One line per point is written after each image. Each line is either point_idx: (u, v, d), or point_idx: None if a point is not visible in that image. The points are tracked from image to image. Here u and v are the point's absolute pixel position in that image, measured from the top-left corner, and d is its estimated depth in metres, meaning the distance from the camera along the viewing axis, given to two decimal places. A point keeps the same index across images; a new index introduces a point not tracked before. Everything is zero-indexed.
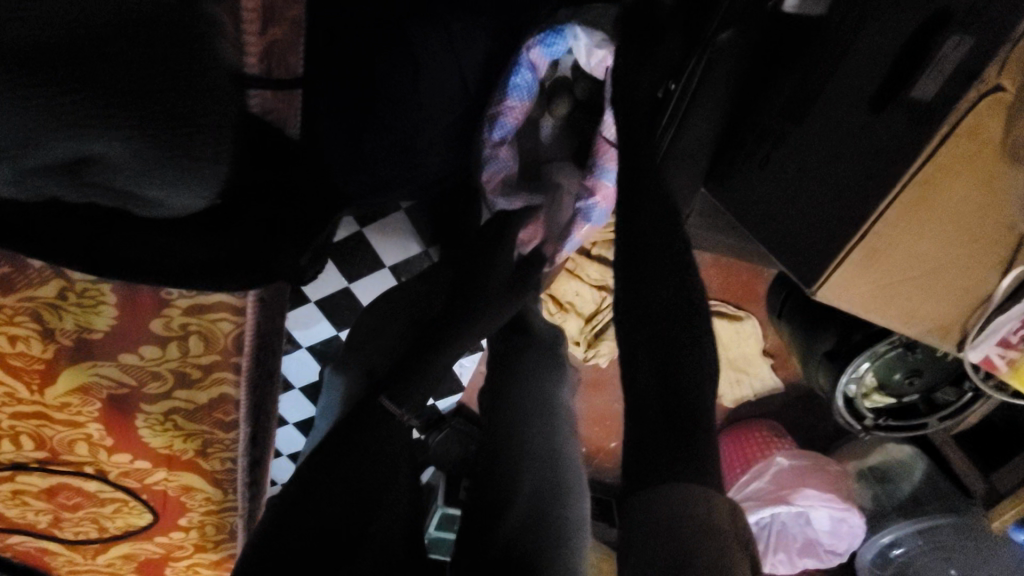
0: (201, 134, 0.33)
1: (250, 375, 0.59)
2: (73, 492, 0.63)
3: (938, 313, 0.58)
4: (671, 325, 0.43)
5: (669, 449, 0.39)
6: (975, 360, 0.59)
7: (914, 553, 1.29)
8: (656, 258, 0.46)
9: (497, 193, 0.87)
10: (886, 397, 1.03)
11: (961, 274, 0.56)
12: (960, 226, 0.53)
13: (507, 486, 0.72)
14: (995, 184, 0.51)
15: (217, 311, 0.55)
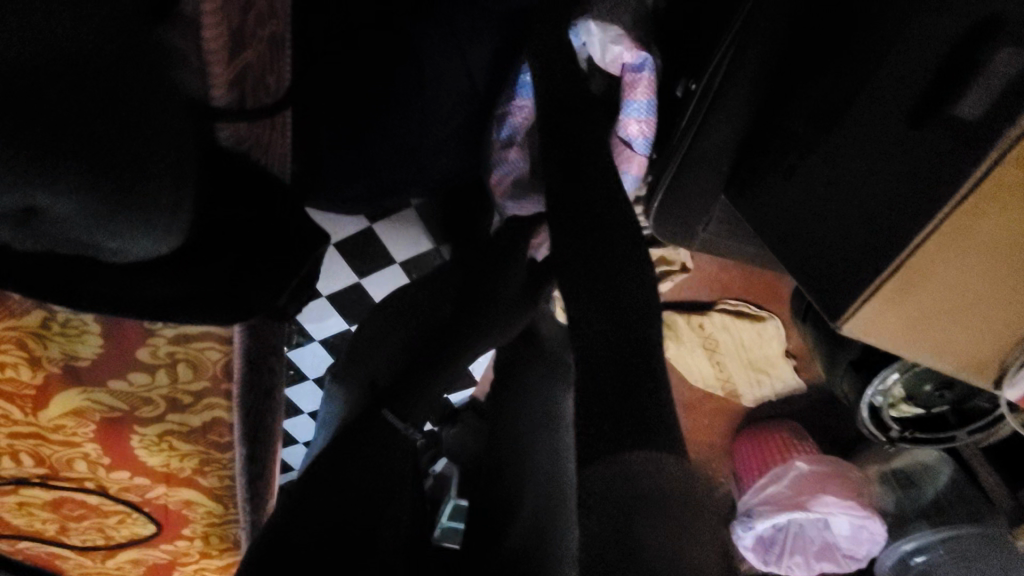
0: (146, 179, 0.34)
1: (241, 402, 0.56)
2: (76, 504, 0.63)
3: (979, 350, 0.52)
4: None
5: (641, 425, 0.36)
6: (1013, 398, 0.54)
7: (936, 563, 1.24)
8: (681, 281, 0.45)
9: (507, 196, 0.79)
10: (914, 408, 0.98)
11: (1008, 310, 0.49)
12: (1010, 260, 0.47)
13: (510, 505, 0.71)
14: None
15: (203, 341, 0.51)
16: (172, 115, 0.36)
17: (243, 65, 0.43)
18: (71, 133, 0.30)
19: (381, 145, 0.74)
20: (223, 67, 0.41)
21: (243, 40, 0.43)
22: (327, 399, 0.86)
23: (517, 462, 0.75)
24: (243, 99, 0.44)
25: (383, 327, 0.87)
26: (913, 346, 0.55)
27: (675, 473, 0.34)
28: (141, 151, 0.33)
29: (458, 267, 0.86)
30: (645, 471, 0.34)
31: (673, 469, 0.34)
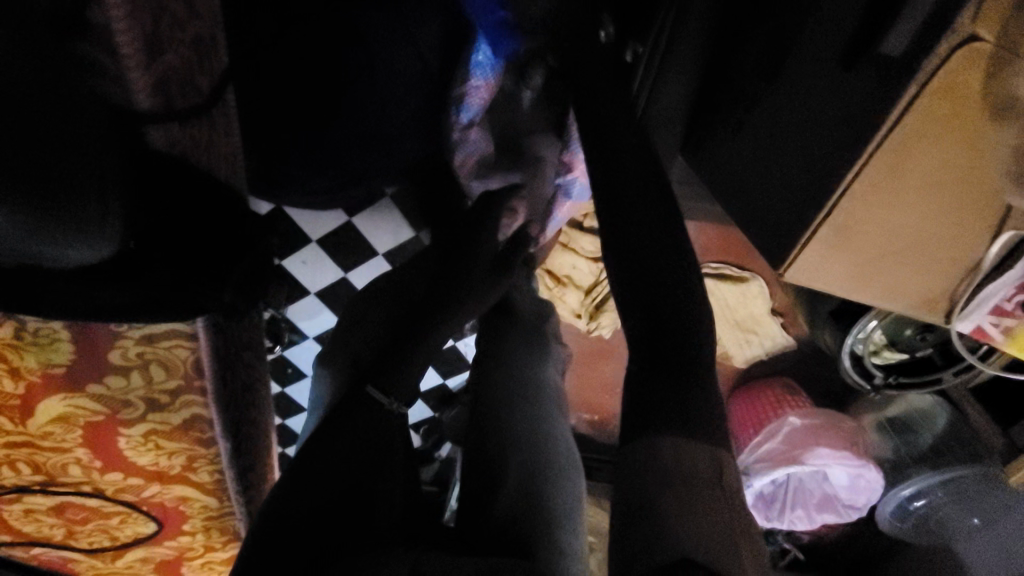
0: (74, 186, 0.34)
1: (217, 397, 0.57)
2: (78, 508, 0.66)
3: (923, 284, 0.54)
4: (668, 282, 0.48)
5: (672, 411, 0.43)
6: (966, 331, 0.54)
7: (936, 503, 1.26)
8: (634, 243, 0.50)
9: (471, 176, 0.87)
10: (896, 354, 0.99)
11: (945, 244, 0.51)
12: (936, 193, 0.49)
13: (495, 473, 0.73)
14: (975, 144, 0.45)
15: (170, 339, 0.53)
16: (89, 119, 0.36)
17: (166, 68, 0.45)
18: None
19: (341, 137, 0.75)
20: (142, 71, 0.43)
21: (161, 44, 0.45)
22: (315, 383, 0.85)
23: (501, 432, 0.77)
24: (168, 99, 0.46)
25: (367, 304, 0.87)
26: (857, 286, 0.56)
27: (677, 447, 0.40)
28: (67, 161, 0.34)
29: (436, 247, 0.89)
30: (670, 452, 0.40)
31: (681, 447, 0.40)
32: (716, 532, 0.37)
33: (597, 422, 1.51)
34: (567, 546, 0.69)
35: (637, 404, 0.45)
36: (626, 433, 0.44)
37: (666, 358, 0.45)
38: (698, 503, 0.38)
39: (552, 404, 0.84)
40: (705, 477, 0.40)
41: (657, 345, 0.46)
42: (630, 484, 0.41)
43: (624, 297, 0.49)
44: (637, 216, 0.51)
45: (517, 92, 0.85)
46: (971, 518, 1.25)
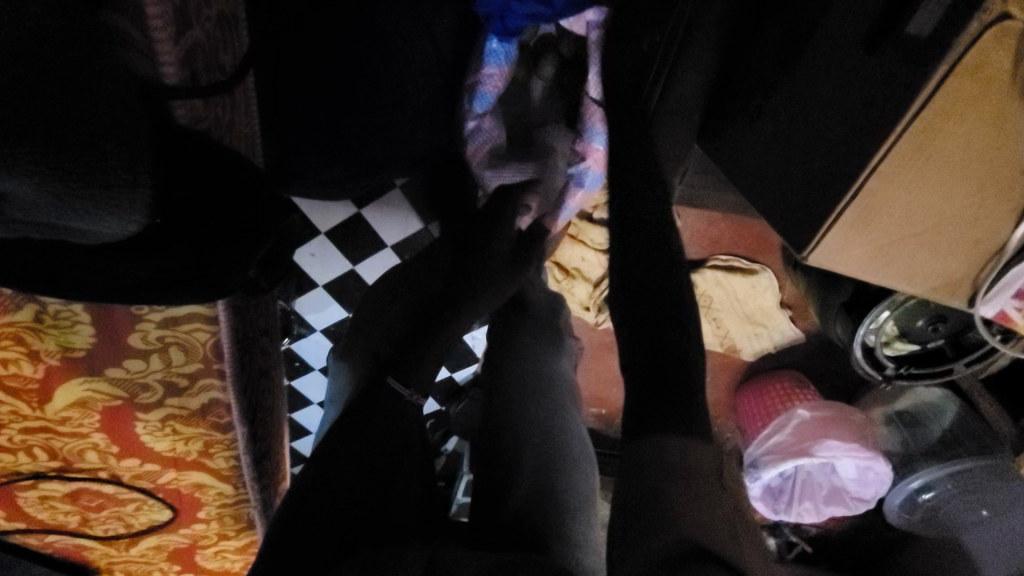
0: (105, 161, 0.35)
1: (236, 381, 0.57)
2: (94, 495, 0.66)
3: (946, 269, 0.53)
4: (668, 305, 0.55)
5: (676, 417, 0.51)
6: (988, 316, 0.53)
7: (944, 496, 1.27)
8: (648, 271, 0.57)
9: (485, 165, 0.86)
10: (908, 345, 0.99)
11: (970, 228, 0.51)
12: (964, 174, 0.48)
13: (508, 466, 0.73)
14: (1004, 125, 0.45)
15: (189, 323, 0.53)
16: (128, 95, 0.36)
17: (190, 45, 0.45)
18: (41, 131, 0.31)
19: (355, 127, 0.75)
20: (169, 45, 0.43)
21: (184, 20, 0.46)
22: (332, 377, 0.86)
23: (513, 424, 0.77)
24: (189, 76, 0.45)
25: (386, 295, 0.88)
26: (880, 270, 0.55)
27: (679, 449, 0.50)
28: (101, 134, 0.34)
29: (449, 238, 0.89)
30: (677, 450, 0.49)
31: (684, 449, 0.49)
32: (716, 521, 0.46)
33: (604, 415, 1.50)
34: (580, 538, 0.69)
35: (641, 403, 0.53)
36: (632, 427, 0.53)
37: (666, 371, 0.53)
38: (693, 498, 0.47)
39: (565, 397, 0.83)
40: (705, 472, 0.49)
41: (662, 357, 0.54)
42: (639, 478, 0.49)
43: (635, 309, 0.57)
44: (645, 240, 0.59)
45: (528, 82, 0.87)
46: (981, 509, 1.26)
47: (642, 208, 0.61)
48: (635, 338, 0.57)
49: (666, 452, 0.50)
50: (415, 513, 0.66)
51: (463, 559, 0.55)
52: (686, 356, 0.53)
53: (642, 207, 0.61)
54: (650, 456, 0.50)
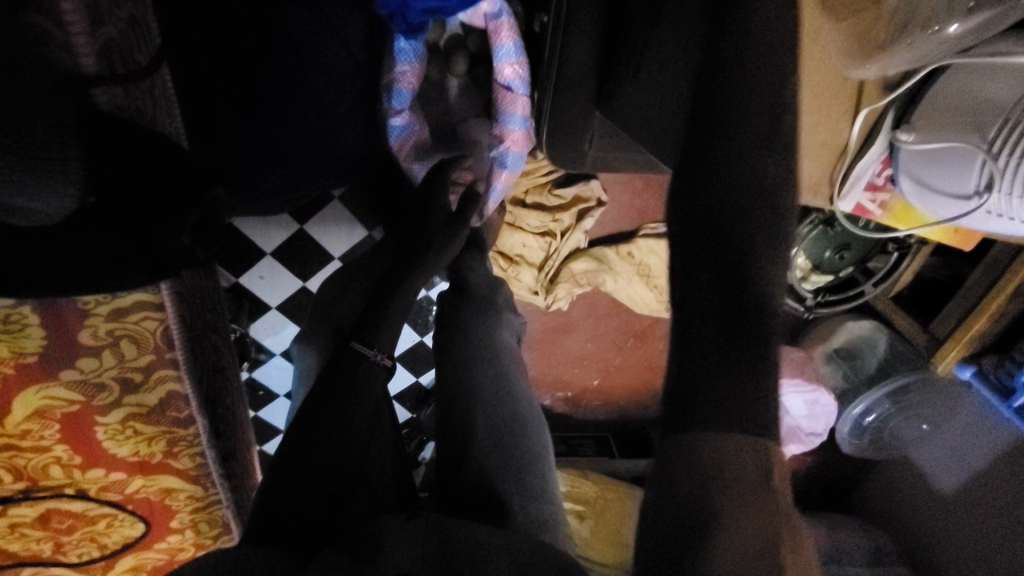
0: (39, 137, 0.37)
1: (187, 368, 0.67)
2: (64, 515, 0.71)
3: (809, 172, 0.73)
4: (734, 262, 0.41)
5: (737, 404, 0.38)
6: (847, 206, 0.75)
7: (884, 415, 1.36)
8: (728, 204, 0.41)
9: (411, 159, 0.92)
10: (824, 276, 1.09)
11: (821, 129, 0.69)
12: (804, 87, 0.66)
13: (464, 431, 0.78)
14: (818, 38, 0.63)
15: (138, 313, 0.61)
16: (54, 83, 0.39)
17: (105, 38, 0.55)
18: None
19: (280, 132, 0.79)
20: (86, 35, 0.52)
21: (96, 17, 0.53)
22: (299, 357, 0.92)
23: (464, 393, 0.81)
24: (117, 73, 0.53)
25: (338, 288, 0.93)
26: None
27: (727, 451, 0.37)
28: (40, 118, 0.37)
29: (392, 235, 0.95)
30: (720, 453, 0.37)
31: (728, 449, 0.37)
32: (754, 526, 0.36)
33: (572, 398, 1.56)
34: (538, 491, 0.75)
35: (687, 371, 0.40)
36: (670, 406, 0.41)
37: (724, 342, 0.40)
38: (736, 502, 0.36)
39: (510, 364, 0.89)
40: (751, 482, 0.37)
41: (730, 315, 0.40)
42: (677, 486, 0.38)
43: (691, 245, 0.43)
44: (721, 155, 0.42)
45: (444, 80, 0.95)
46: (921, 424, 1.37)
47: (740, 110, 0.42)
48: (699, 300, 0.41)
49: (702, 451, 0.38)
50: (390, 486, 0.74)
51: (450, 524, 0.60)
52: (758, 342, 0.39)
53: (748, 104, 0.42)
54: (681, 454, 0.38)
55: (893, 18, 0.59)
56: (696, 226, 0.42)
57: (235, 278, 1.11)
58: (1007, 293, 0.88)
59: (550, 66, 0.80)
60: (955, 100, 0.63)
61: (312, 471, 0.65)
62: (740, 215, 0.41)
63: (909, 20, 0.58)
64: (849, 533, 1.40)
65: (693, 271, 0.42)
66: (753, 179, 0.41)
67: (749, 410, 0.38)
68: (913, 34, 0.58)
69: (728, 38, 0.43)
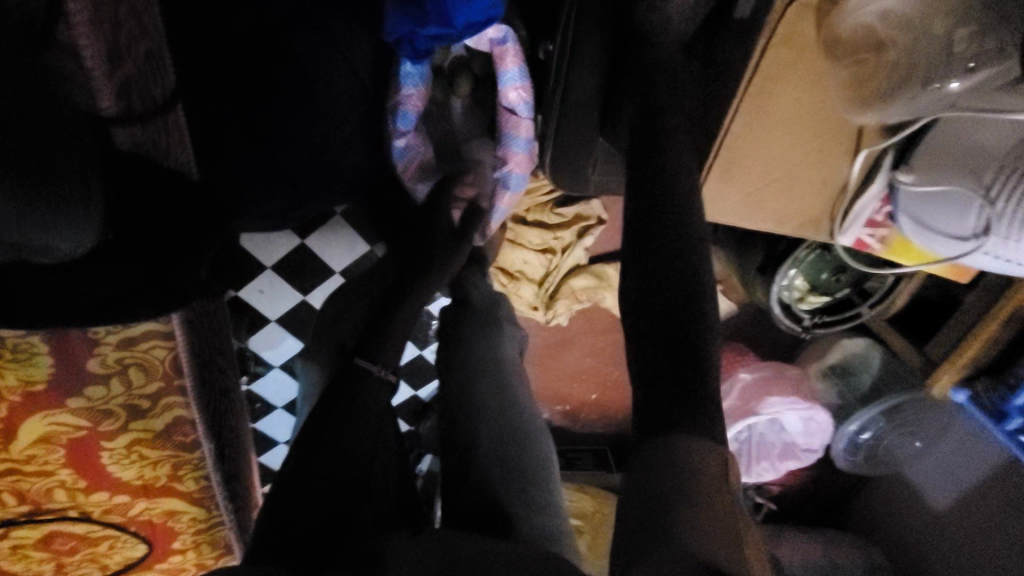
0: (55, 176, 0.38)
1: (194, 395, 0.66)
2: (66, 537, 0.71)
3: (807, 206, 0.75)
4: (682, 310, 0.47)
5: (692, 414, 0.44)
6: (848, 241, 0.76)
7: (879, 433, 1.36)
8: (667, 266, 0.49)
9: (415, 178, 0.95)
10: (820, 297, 1.11)
11: (821, 167, 0.72)
12: (805, 127, 0.68)
13: (468, 445, 0.79)
14: (821, 82, 0.65)
15: (147, 341, 0.61)
16: (71, 121, 0.40)
17: (124, 77, 0.55)
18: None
19: (287, 153, 0.80)
20: (105, 78, 0.52)
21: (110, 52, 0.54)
22: (303, 372, 0.92)
23: (466, 407, 0.82)
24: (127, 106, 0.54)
25: (343, 303, 0.94)
26: (755, 211, 0.76)
27: (694, 457, 0.42)
28: (55, 156, 0.38)
29: (392, 254, 0.95)
30: (687, 452, 0.42)
31: (693, 453, 0.42)
32: (720, 528, 0.40)
33: (570, 411, 1.56)
34: (544, 503, 0.75)
35: (647, 396, 0.46)
36: (639, 424, 0.46)
37: (676, 386, 0.45)
38: (704, 502, 0.41)
39: (513, 377, 0.89)
40: (714, 479, 0.42)
41: (679, 361, 0.45)
42: (652, 483, 0.42)
43: (645, 297, 0.49)
44: (665, 223, 0.51)
45: (448, 102, 0.96)
46: (915, 442, 1.37)
47: (667, 178, 0.54)
48: (644, 346, 0.48)
49: (676, 453, 0.43)
50: (394, 500, 0.74)
51: (454, 537, 0.61)
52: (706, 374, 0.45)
53: (677, 185, 0.54)
54: (655, 454, 0.43)
55: (897, 69, 0.64)
56: (644, 281, 0.50)
57: (236, 292, 1.11)
58: (1001, 318, 0.89)
59: (555, 91, 0.81)
60: (954, 149, 0.66)
61: (319, 484, 0.65)
62: (687, 273, 0.49)
63: (909, 75, 0.64)
64: (843, 548, 1.41)
65: (643, 321, 0.48)
66: (687, 241, 0.50)
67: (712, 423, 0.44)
68: (915, 88, 0.64)
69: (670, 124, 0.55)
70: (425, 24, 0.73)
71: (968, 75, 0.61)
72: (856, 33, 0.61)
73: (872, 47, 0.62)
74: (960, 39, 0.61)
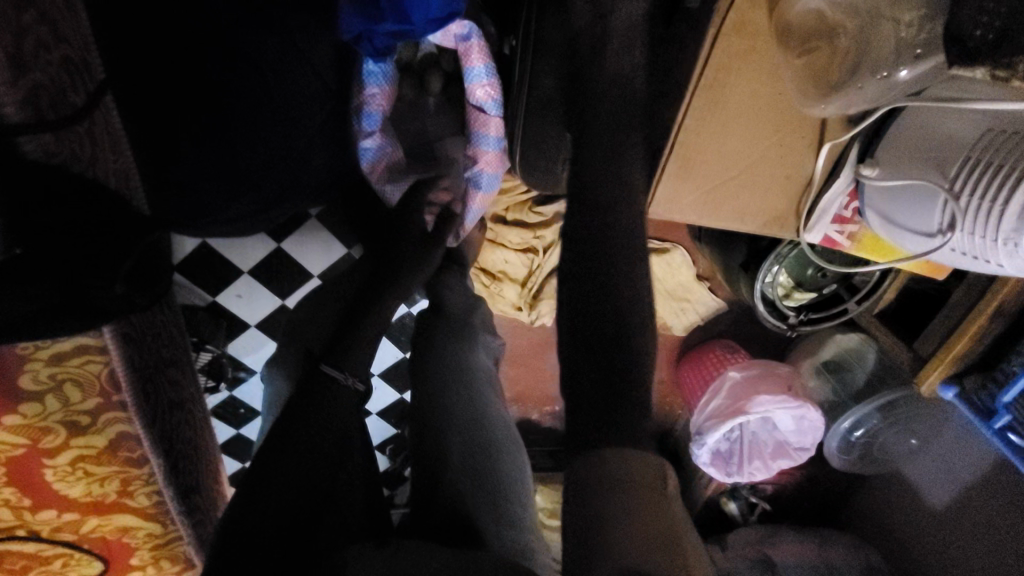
0: None
1: (137, 408, 0.66)
2: (17, 556, 0.72)
3: (772, 202, 0.77)
4: (612, 326, 0.50)
5: (626, 423, 0.45)
6: (815, 238, 0.78)
7: (874, 430, 1.31)
8: (597, 285, 0.52)
9: (384, 180, 0.90)
10: (807, 293, 1.09)
11: (785, 163, 0.73)
12: (766, 122, 0.70)
13: (439, 455, 0.75)
14: (777, 74, 0.67)
15: (80, 356, 0.62)
16: None
17: (32, 85, 0.53)
18: None
19: (247, 156, 0.77)
20: (10, 88, 0.50)
21: (21, 62, 0.52)
22: (269, 381, 0.90)
23: (438, 416, 0.78)
24: (34, 116, 0.52)
25: (313, 308, 0.90)
26: (720, 208, 0.77)
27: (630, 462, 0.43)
28: None
29: (365, 258, 0.91)
30: (619, 462, 0.43)
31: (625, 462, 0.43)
32: (653, 526, 0.40)
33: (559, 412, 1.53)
34: (511, 515, 0.73)
35: (585, 413, 0.47)
36: (575, 435, 0.46)
37: (606, 392, 0.47)
38: (636, 503, 0.41)
39: (485, 386, 0.86)
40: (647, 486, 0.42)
41: (609, 374, 0.47)
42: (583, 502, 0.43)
43: (581, 310, 0.51)
44: (598, 237, 0.55)
45: (420, 100, 0.93)
46: (911, 440, 1.32)
47: (600, 198, 0.58)
48: (578, 358, 0.49)
49: (608, 464, 0.43)
50: (363, 509, 0.68)
51: (421, 553, 0.56)
52: (631, 381, 0.47)
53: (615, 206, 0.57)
54: (588, 465, 0.44)
55: (845, 60, 0.66)
56: (579, 293, 0.52)
57: (212, 297, 1.06)
58: (991, 310, 0.87)
59: (519, 87, 0.78)
60: (919, 138, 0.67)
61: (278, 501, 0.59)
62: (624, 290, 0.51)
63: (859, 63, 0.65)
64: (835, 547, 1.37)
65: (578, 333, 0.50)
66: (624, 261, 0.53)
67: (637, 427, 0.46)
68: (865, 76, 0.65)
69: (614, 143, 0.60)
70: (381, 22, 0.70)
71: (913, 63, 0.62)
72: (807, 19, 0.65)
73: (823, 35, 0.66)
74: (909, 23, 0.60)
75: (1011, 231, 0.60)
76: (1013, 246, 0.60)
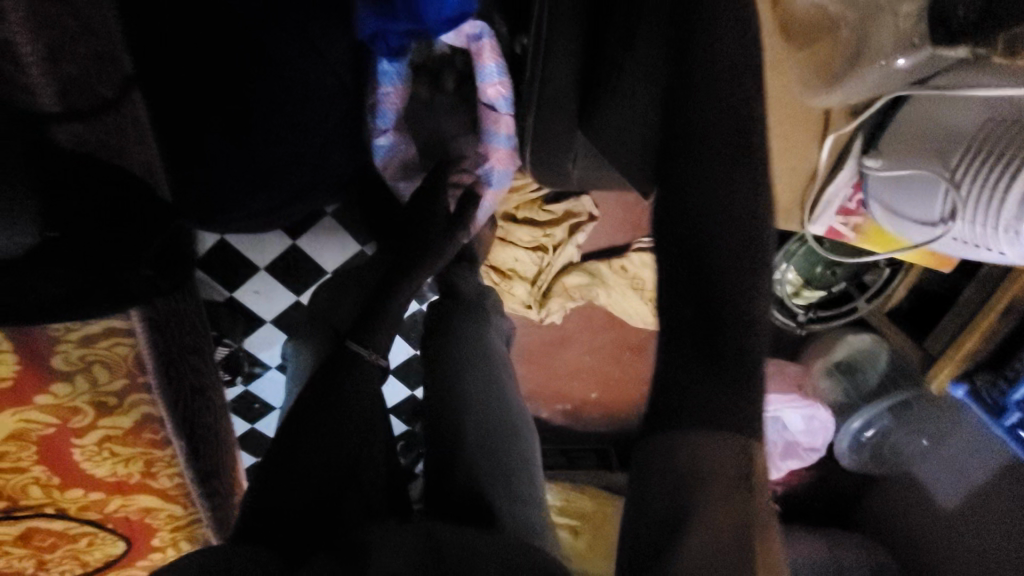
0: None
1: (161, 392, 0.70)
2: (46, 534, 0.75)
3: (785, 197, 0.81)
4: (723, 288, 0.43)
5: (728, 383, 0.42)
6: (822, 231, 0.82)
7: (884, 429, 1.35)
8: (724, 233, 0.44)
9: (397, 177, 0.95)
10: (816, 292, 1.09)
11: (796, 155, 0.79)
12: (778, 114, 0.77)
13: (454, 436, 0.76)
14: (785, 69, 0.74)
15: (109, 340, 0.66)
16: None
17: (67, 75, 0.56)
18: None
19: (266, 154, 0.80)
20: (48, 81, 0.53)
21: (60, 56, 0.54)
22: (294, 353, 0.92)
23: (455, 398, 0.79)
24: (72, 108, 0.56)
25: (335, 295, 0.92)
26: None
27: (705, 449, 0.41)
28: None
29: (383, 251, 0.91)
30: (690, 451, 0.41)
31: (699, 445, 0.41)
32: (726, 520, 0.40)
33: (570, 410, 1.54)
34: (523, 493, 0.75)
35: (679, 376, 0.44)
36: (653, 413, 0.45)
37: (708, 355, 0.43)
38: (708, 501, 0.40)
39: (501, 367, 0.88)
40: (726, 480, 0.41)
41: (713, 336, 0.43)
42: (659, 487, 0.42)
43: (679, 267, 0.46)
44: (700, 179, 0.45)
45: (434, 99, 0.95)
46: (922, 440, 1.34)
47: (704, 118, 0.45)
48: (683, 315, 0.45)
49: (676, 449, 0.42)
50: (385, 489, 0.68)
51: (443, 526, 0.57)
52: (747, 345, 0.43)
53: (721, 128, 0.45)
54: (664, 449, 0.42)
55: (845, 51, 0.70)
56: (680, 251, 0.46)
57: (229, 292, 1.09)
58: (998, 310, 0.87)
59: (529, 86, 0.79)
60: (928, 128, 0.69)
61: (303, 483, 0.60)
62: (744, 239, 0.44)
63: (858, 52, 0.69)
64: (848, 549, 1.36)
65: (680, 290, 0.45)
66: (730, 202, 0.44)
67: (725, 413, 0.42)
68: (865, 66, 0.69)
69: (699, 60, 0.46)
70: (394, 21, 0.74)
71: (911, 52, 0.65)
72: (809, 14, 0.71)
73: (824, 30, 0.71)
74: (906, 15, 0.64)
75: (1012, 218, 0.62)
76: (1015, 233, 0.62)
